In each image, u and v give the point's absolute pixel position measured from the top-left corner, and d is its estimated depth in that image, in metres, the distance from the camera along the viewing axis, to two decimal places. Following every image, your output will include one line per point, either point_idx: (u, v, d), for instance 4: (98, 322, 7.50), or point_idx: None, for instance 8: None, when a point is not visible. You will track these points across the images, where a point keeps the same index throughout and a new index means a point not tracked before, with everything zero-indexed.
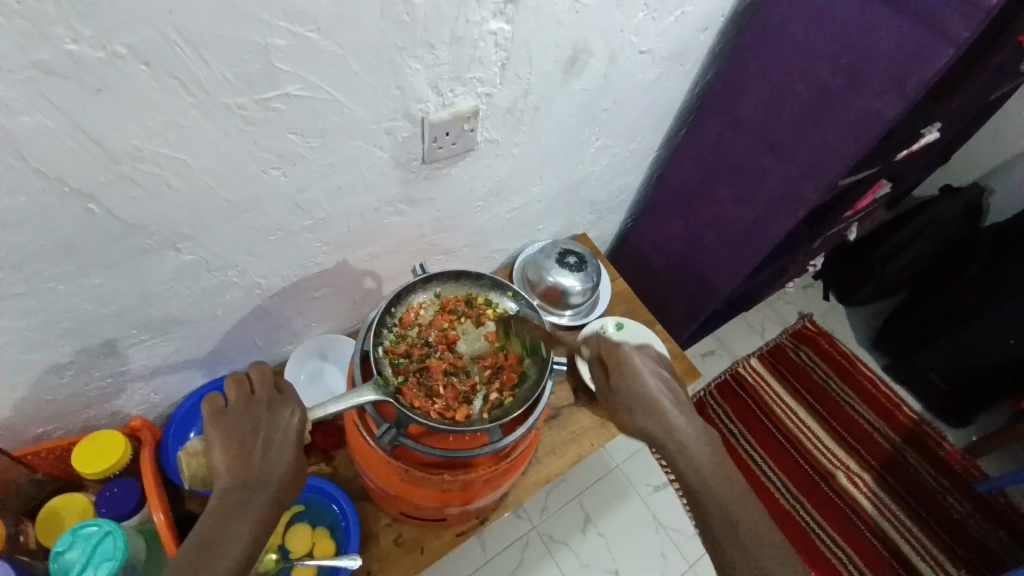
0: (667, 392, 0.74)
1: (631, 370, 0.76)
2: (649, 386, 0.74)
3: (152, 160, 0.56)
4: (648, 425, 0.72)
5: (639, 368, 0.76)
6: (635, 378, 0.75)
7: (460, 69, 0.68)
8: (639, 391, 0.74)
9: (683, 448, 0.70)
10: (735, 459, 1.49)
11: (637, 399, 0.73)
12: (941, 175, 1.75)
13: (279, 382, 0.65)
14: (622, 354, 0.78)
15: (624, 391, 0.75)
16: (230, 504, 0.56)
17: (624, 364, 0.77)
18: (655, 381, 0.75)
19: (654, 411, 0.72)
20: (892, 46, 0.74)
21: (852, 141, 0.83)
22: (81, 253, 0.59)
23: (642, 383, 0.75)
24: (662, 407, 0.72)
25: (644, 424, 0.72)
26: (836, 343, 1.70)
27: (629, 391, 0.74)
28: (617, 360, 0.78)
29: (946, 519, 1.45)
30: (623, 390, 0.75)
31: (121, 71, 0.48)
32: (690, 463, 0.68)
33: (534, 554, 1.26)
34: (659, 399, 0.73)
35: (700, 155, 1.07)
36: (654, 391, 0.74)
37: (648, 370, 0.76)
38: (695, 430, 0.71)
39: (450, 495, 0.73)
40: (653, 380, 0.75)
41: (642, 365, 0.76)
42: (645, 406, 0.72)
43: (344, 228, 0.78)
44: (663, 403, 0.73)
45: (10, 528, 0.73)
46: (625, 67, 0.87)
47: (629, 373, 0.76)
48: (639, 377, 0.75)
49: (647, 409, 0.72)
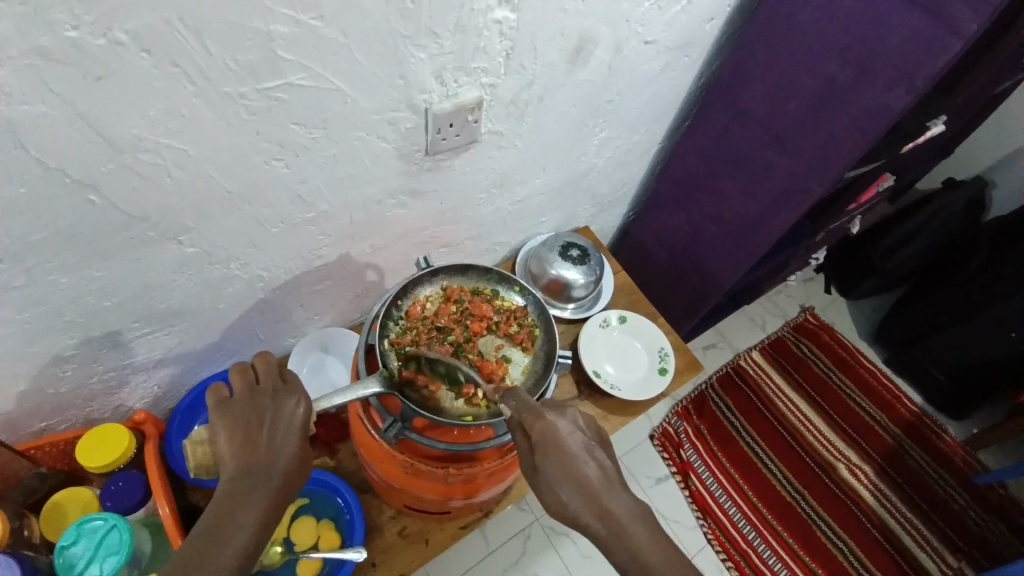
0: (594, 462, 0.62)
1: (560, 444, 0.62)
2: (580, 459, 0.62)
3: (154, 150, 0.55)
4: (580, 505, 0.60)
5: (565, 439, 0.62)
6: (565, 453, 0.61)
7: (464, 59, 0.67)
8: (570, 470, 0.61)
9: (620, 532, 0.59)
10: (735, 451, 1.49)
11: (568, 479, 0.60)
12: (945, 167, 1.74)
13: (283, 372, 0.65)
14: (550, 426, 0.62)
15: (555, 472, 0.60)
16: (238, 494, 0.56)
17: (553, 439, 0.62)
18: (586, 452, 0.63)
19: (584, 489, 0.60)
20: (901, 36, 0.73)
21: (860, 135, 0.82)
22: (82, 243, 0.58)
23: (570, 459, 0.61)
24: (591, 482, 0.61)
25: (573, 507, 0.60)
26: (838, 336, 1.69)
27: (560, 469, 0.60)
28: (547, 435, 0.62)
29: (946, 511, 1.46)
30: (555, 472, 0.60)
31: (122, 58, 0.47)
32: (625, 547, 0.58)
33: (536, 546, 1.27)
34: (587, 473, 0.61)
35: (705, 148, 1.06)
36: (583, 464, 0.61)
37: (574, 439, 0.63)
38: (627, 508, 0.60)
39: (453, 488, 0.73)
40: (580, 451, 0.62)
41: (570, 434, 0.63)
42: (573, 486, 0.60)
43: (346, 220, 0.78)
44: (593, 477, 0.61)
45: (14, 521, 0.72)
46: (630, 58, 0.86)
47: (560, 448, 0.61)
48: (566, 454, 0.61)
49: (575, 486, 0.60)
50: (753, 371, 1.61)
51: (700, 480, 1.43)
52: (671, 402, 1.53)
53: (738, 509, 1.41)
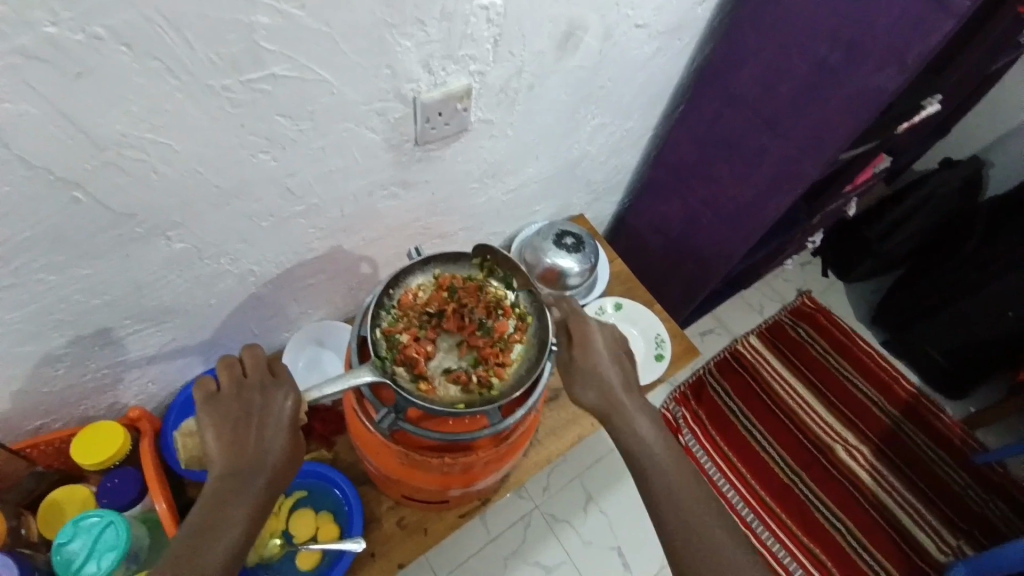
0: (618, 370, 0.75)
1: (592, 348, 0.76)
2: (605, 363, 0.75)
3: (137, 146, 0.54)
4: (599, 397, 0.73)
5: (597, 345, 0.77)
6: (593, 357, 0.75)
7: (451, 47, 0.66)
8: (593, 369, 0.75)
9: (631, 426, 0.71)
10: (735, 435, 1.50)
11: (591, 375, 0.74)
12: (941, 147, 1.72)
13: (272, 365, 0.65)
14: (587, 332, 0.77)
15: (583, 369, 0.75)
16: (226, 490, 0.56)
17: (587, 343, 0.76)
18: (611, 359, 0.76)
19: (605, 387, 0.73)
20: (894, 16, 0.72)
21: (853, 117, 0.82)
22: (69, 242, 0.58)
23: (597, 359, 0.75)
24: (612, 382, 0.74)
25: (597, 398, 0.73)
26: (835, 320, 1.70)
27: (589, 368, 0.75)
28: (581, 340, 0.76)
29: (944, 491, 1.47)
30: (583, 371, 0.75)
31: (102, 54, 0.46)
32: (633, 435, 0.71)
33: (536, 533, 1.28)
34: (610, 376, 0.74)
35: (698, 132, 1.05)
36: (608, 367, 0.75)
37: (606, 347, 0.77)
38: (641, 409, 0.73)
39: (451, 478, 0.74)
40: (608, 356, 0.76)
41: (602, 345, 0.76)
42: (594, 383, 0.74)
43: (337, 213, 0.77)
44: (615, 380, 0.74)
45: (12, 520, 0.73)
46: (621, 43, 0.85)
47: (591, 353, 0.75)
48: (597, 358, 0.75)
49: (598, 383, 0.74)
50: (751, 356, 1.61)
51: (699, 465, 1.44)
52: (669, 389, 1.54)
53: (738, 493, 1.42)
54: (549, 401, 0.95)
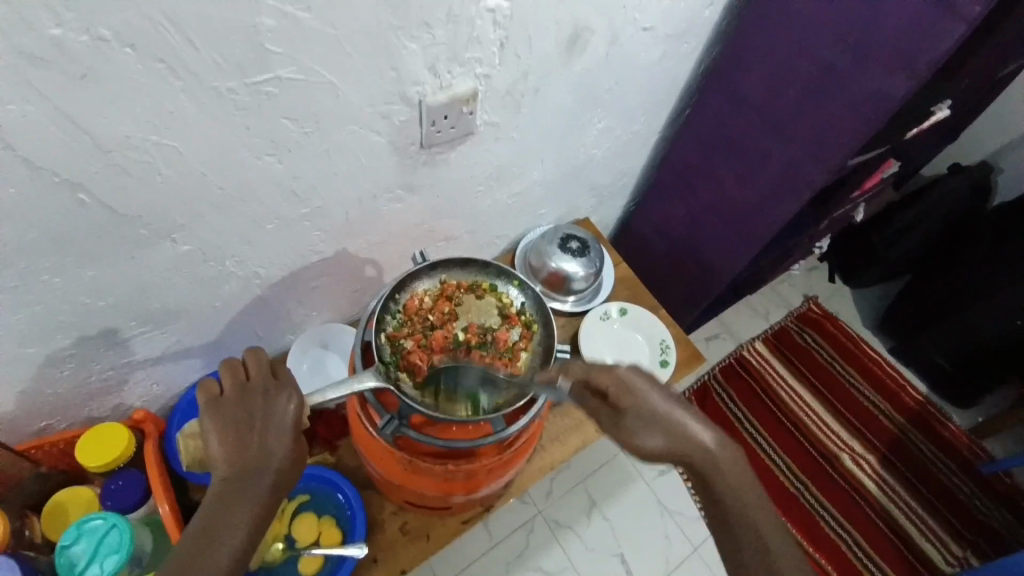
0: (676, 404, 0.64)
1: (637, 391, 0.63)
2: (659, 401, 0.63)
3: (142, 148, 0.54)
4: (669, 446, 0.61)
5: (643, 390, 0.63)
6: (644, 400, 0.62)
7: (457, 50, 0.66)
8: (652, 417, 0.62)
9: (714, 464, 0.61)
10: (740, 442, 1.49)
11: (652, 426, 0.61)
12: (950, 153, 1.71)
13: (275, 368, 0.65)
14: (622, 376, 0.63)
15: (640, 417, 0.61)
16: (229, 493, 0.56)
17: (630, 388, 0.62)
18: (660, 394, 0.63)
19: (671, 433, 0.61)
20: (903, 19, 0.72)
21: (861, 122, 0.81)
22: (73, 244, 0.58)
23: (649, 406, 0.62)
24: (677, 424, 0.62)
25: (667, 448, 0.61)
26: (842, 326, 1.68)
27: (645, 413, 0.62)
28: (619, 386, 0.63)
29: (951, 500, 1.45)
30: (638, 418, 0.61)
31: (106, 55, 0.46)
32: (715, 473, 0.61)
33: (539, 539, 1.27)
34: (674, 417, 0.62)
35: (704, 137, 1.05)
36: (667, 409, 0.62)
37: (653, 388, 0.64)
38: (716, 442, 0.62)
39: (454, 484, 0.73)
40: (662, 396, 0.63)
41: (643, 383, 0.63)
42: (660, 429, 0.61)
43: (342, 216, 0.77)
44: (678, 416, 0.62)
45: (15, 522, 0.72)
46: (628, 46, 0.85)
47: (638, 397, 0.62)
48: (649, 402, 0.62)
49: (663, 426, 0.61)
50: (757, 362, 1.60)
51: None
52: None
53: None
54: (553, 407, 0.94)
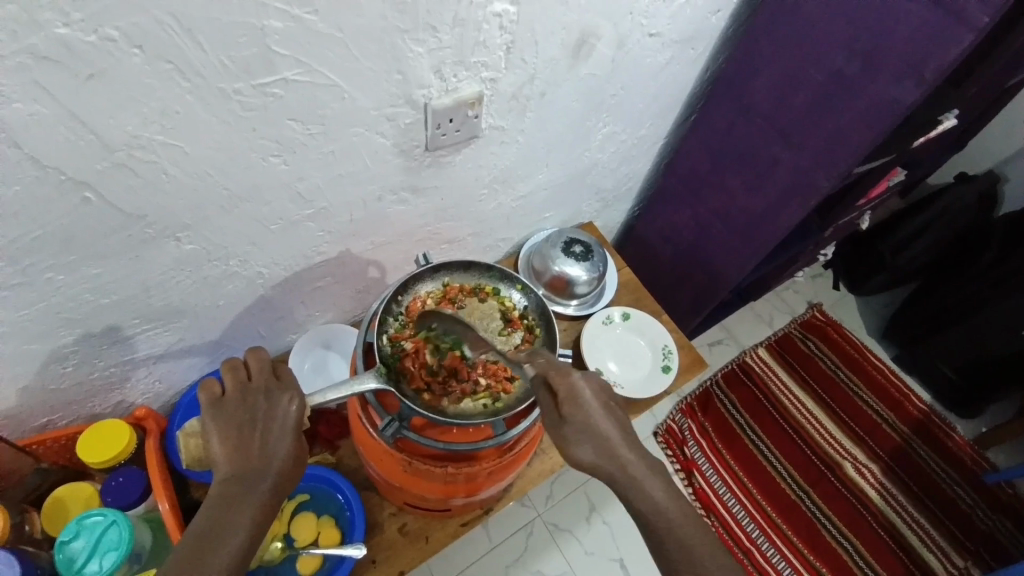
0: (615, 421, 0.63)
1: (582, 401, 0.63)
2: (599, 415, 0.62)
3: (149, 148, 0.54)
4: (599, 458, 0.61)
5: (588, 400, 0.63)
6: (585, 410, 0.63)
7: (463, 53, 0.66)
8: (589, 427, 0.62)
9: (638, 486, 0.60)
10: (741, 449, 1.48)
11: (588, 435, 0.61)
12: (957, 161, 1.70)
13: (277, 369, 0.65)
14: (573, 384, 0.64)
15: (577, 424, 0.62)
16: (231, 493, 0.56)
17: (576, 396, 0.63)
18: (604, 411, 0.63)
19: (604, 446, 0.61)
20: (910, 28, 0.72)
21: (867, 129, 0.80)
22: (79, 243, 0.58)
23: (589, 417, 0.62)
24: (612, 439, 0.62)
25: (597, 462, 0.60)
26: (846, 334, 1.67)
27: (583, 424, 0.62)
28: (568, 393, 0.63)
29: (954, 511, 1.44)
30: (577, 427, 0.62)
31: (113, 55, 0.46)
32: (641, 494, 0.59)
33: (539, 542, 1.27)
34: (608, 432, 0.62)
35: (710, 142, 1.05)
36: (603, 423, 0.62)
37: (598, 400, 0.64)
38: (647, 465, 0.61)
39: (454, 487, 0.73)
40: (603, 412, 0.63)
41: (593, 396, 0.64)
42: (594, 441, 0.61)
43: (346, 217, 0.77)
44: (612, 432, 0.62)
45: (15, 516, 0.73)
46: (634, 51, 0.85)
47: (582, 406, 0.63)
48: (590, 413, 0.62)
49: (595, 438, 0.61)
50: (760, 368, 1.59)
51: (704, 478, 1.43)
52: (676, 400, 1.53)
53: (743, 508, 1.40)
54: None
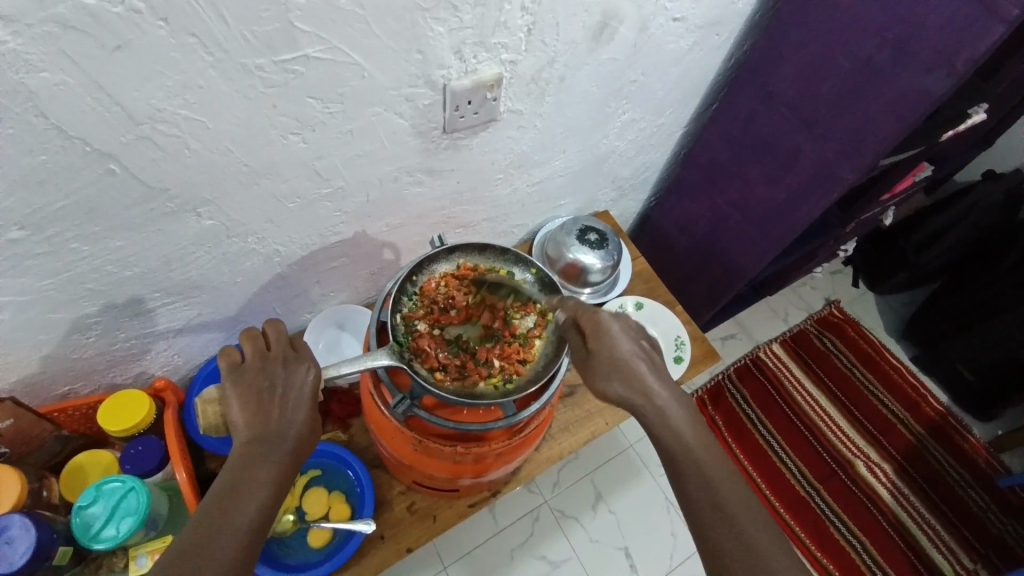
0: (643, 357, 0.65)
1: (608, 335, 0.66)
2: (627, 347, 0.65)
3: (171, 122, 0.55)
4: (627, 392, 0.63)
5: (617, 335, 0.66)
6: (612, 343, 0.65)
7: (483, 34, 0.66)
8: (616, 361, 0.64)
9: (664, 418, 0.63)
10: (750, 443, 1.48)
11: (615, 369, 0.64)
12: (987, 158, 1.66)
13: (293, 341, 0.66)
14: (601, 320, 0.67)
15: (605, 358, 0.65)
16: (253, 454, 0.57)
17: (602, 332, 0.66)
18: (632, 343, 0.66)
19: (633, 380, 0.63)
20: (943, 17, 0.69)
21: (895, 120, 0.78)
22: (103, 214, 0.59)
23: (618, 351, 0.65)
24: (640, 373, 0.64)
25: (625, 395, 0.63)
26: (862, 331, 1.65)
27: (611, 357, 0.65)
28: (595, 328, 0.67)
29: (966, 514, 1.42)
30: (603, 360, 0.65)
31: (139, 27, 0.47)
32: (670, 431, 0.62)
33: (544, 528, 1.28)
34: (637, 367, 0.64)
35: (731, 132, 1.03)
36: (632, 357, 0.65)
37: (627, 337, 0.66)
38: (674, 397, 0.64)
39: (462, 467, 0.74)
40: (634, 348, 0.65)
41: (619, 331, 0.66)
42: (622, 375, 0.64)
43: (362, 197, 0.78)
44: (641, 364, 0.64)
45: (34, 483, 0.75)
46: (657, 36, 0.83)
47: (608, 341, 0.65)
48: (617, 346, 0.65)
49: (623, 372, 0.64)
50: (773, 363, 1.58)
51: None
52: (686, 392, 1.52)
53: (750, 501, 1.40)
54: (563, 396, 0.95)
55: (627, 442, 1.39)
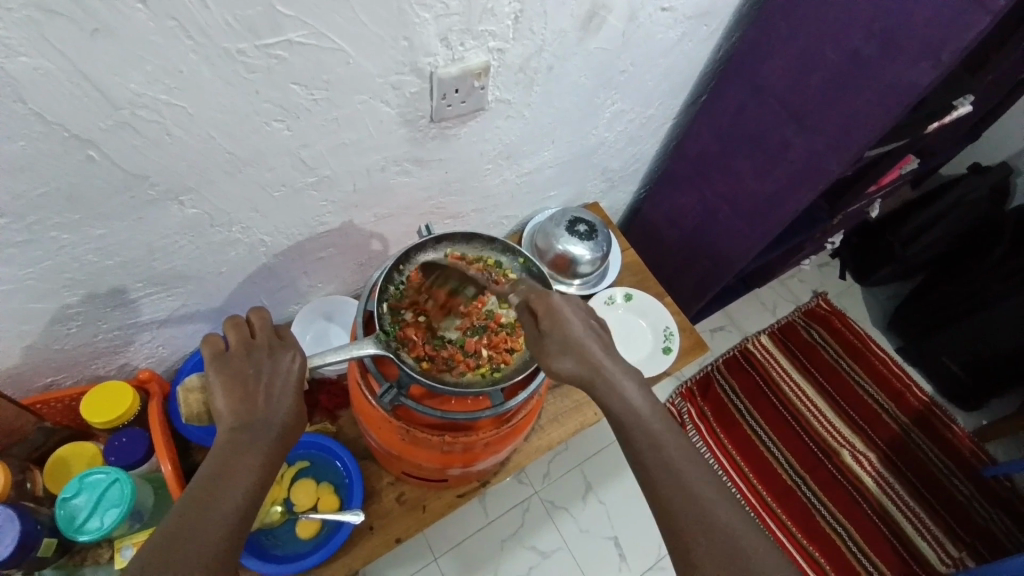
0: (593, 335, 0.65)
1: (559, 315, 0.66)
2: (578, 327, 0.65)
3: (153, 107, 0.54)
4: (579, 367, 0.63)
5: (567, 316, 0.66)
6: (564, 323, 0.65)
7: (470, 21, 0.65)
8: (567, 340, 0.64)
9: (616, 393, 0.62)
10: (738, 433, 1.49)
11: (567, 348, 0.64)
12: (971, 152, 1.68)
13: (279, 330, 0.66)
14: (552, 302, 0.67)
15: (556, 336, 0.64)
16: (238, 441, 0.57)
17: (553, 312, 0.66)
18: (582, 322, 0.66)
19: (583, 357, 0.63)
20: (930, 8, 0.70)
21: (882, 111, 0.79)
22: (83, 202, 0.58)
23: (569, 331, 0.65)
24: (591, 350, 0.64)
25: (577, 371, 0.63)
26: (849, 322, 1.66)
27: (562, 336, 0.64)
28: (546, 308, 0.66)
29: (949, 501, 1.44)
30: (554, 340, 0.64)
31: (118, 10, 0.46)
32: (624, 405, 0.62)
33: (534, 519, 1.28)
34: (588, 345, 0.64)
35: (720, 123, 1.03)
36: (583, 336, 0.64)
37: (578, 318, 0.66)
38: (624, 372, 0.64)
39: (451, 457, 0.74)
40: (585, 329, 0.65)
41: (570, 311, 0.66)
42: (574, 352, 0.63)
43: (349, 187, 0.77)
44: (592, 343, 0.64)
45: (17, 474, 0.74)
46: (646, 25, 0.83)
47: (559, 320, 0.65)
48: (566, 324, 0.65)
49: (575, 350, 0.63)
50: (761, 355, 1.59)
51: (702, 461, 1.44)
52: (676, 383, 1.53)
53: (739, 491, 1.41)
54: (552, 387, 0.95)
55: (617, 434, 1.40)
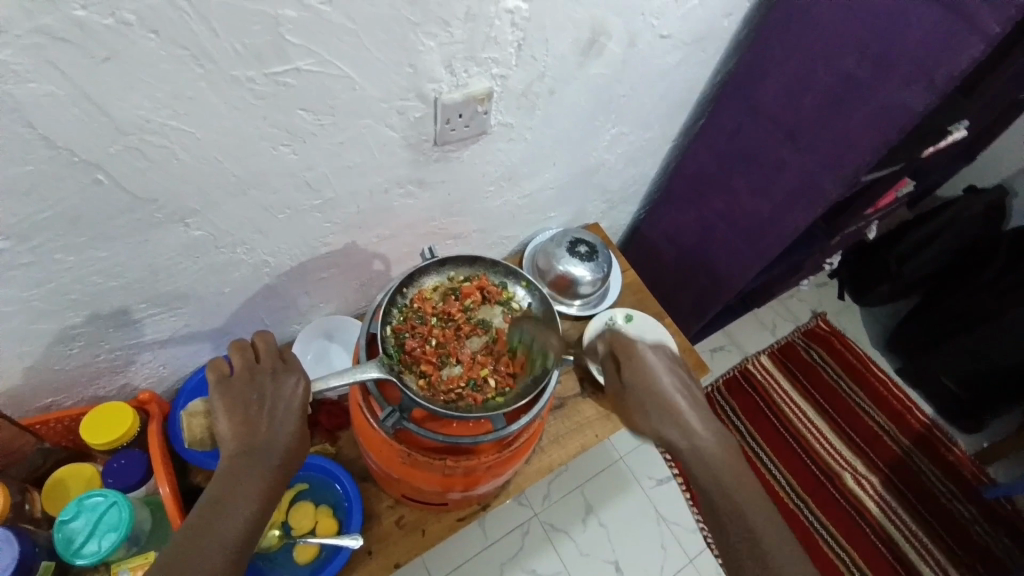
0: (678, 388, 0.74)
1: (645, 366, 0.76)
2: (663, 379, 0.74)
3: (160, 132, 0.55)
4: (657, 417, 0.71)
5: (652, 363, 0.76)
6: (651, 374, 0.75)
7: (473, 49, 0.67)
8: (648, 388, 0.74)
9: (694, 449, 0.69)
10: (739, 454, 1.48)
11: (647, 396, 0.73)
12: (966, 174, 1.70)
13: (282, 352, 0.66)
14: (637, 351, 0.77)
15: (637, 385, 0.74)
16: (238, 468, 0.56)
17: (634, 361, 0.76)
18: (669, 377, 0.75)
19: (663, 406, 0.72)
20: (922, 34, 0.71)
21: (876, 133, 0.80)
22: (87, 223, 0.59)
23: (653, 381, 0.74)
24: (674, 403, 0.72)
25: (654, 422, 0.71)
26: (850, 343, 1.67)
27: (644, 387, 0.74)
28: (631, 358, 0.77)
29: (953, 525, 1.43)
30: (636, 388, 0.74)
31: (129, 39, 0.47)
32: (699, 460, 0.69)
33: (534, 542, 1.26)
34: (674, 399, 0.73)
35: (716, 145, 1.05)
36: (667, 387, 0.73)
37: (663, 369, 0.75)
38: (705, 429, 0.71)
39: (452, 480, 0.73)
40: (668, 379, 0.75)
41: (657, 362, 0.76)
42: (654, 402, 0.72)
43: (353, 209, 0.78)
44: (675, 395, 0.73)
45: (16, 496, 0.73)
46: (645, 52, 0.85)
47: (646, 370, 0.75)
48: (653, 374, 0.75)
49: (655, 401, 0.72)
50: (761, 374, 1.59)
51: None
52: None
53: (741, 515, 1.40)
54: (554, 408, 0.94)
55: (617, 455, 1.39)
